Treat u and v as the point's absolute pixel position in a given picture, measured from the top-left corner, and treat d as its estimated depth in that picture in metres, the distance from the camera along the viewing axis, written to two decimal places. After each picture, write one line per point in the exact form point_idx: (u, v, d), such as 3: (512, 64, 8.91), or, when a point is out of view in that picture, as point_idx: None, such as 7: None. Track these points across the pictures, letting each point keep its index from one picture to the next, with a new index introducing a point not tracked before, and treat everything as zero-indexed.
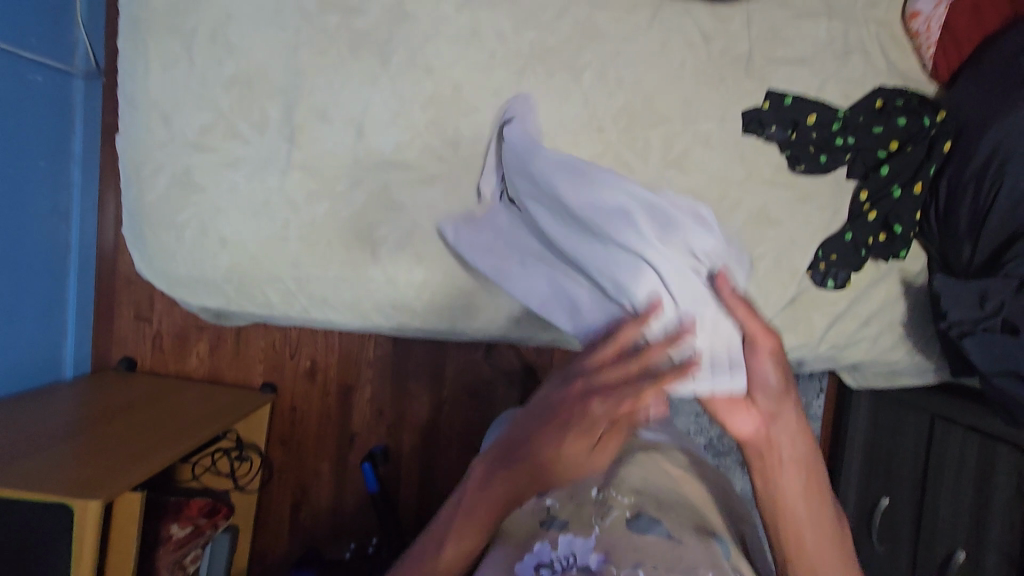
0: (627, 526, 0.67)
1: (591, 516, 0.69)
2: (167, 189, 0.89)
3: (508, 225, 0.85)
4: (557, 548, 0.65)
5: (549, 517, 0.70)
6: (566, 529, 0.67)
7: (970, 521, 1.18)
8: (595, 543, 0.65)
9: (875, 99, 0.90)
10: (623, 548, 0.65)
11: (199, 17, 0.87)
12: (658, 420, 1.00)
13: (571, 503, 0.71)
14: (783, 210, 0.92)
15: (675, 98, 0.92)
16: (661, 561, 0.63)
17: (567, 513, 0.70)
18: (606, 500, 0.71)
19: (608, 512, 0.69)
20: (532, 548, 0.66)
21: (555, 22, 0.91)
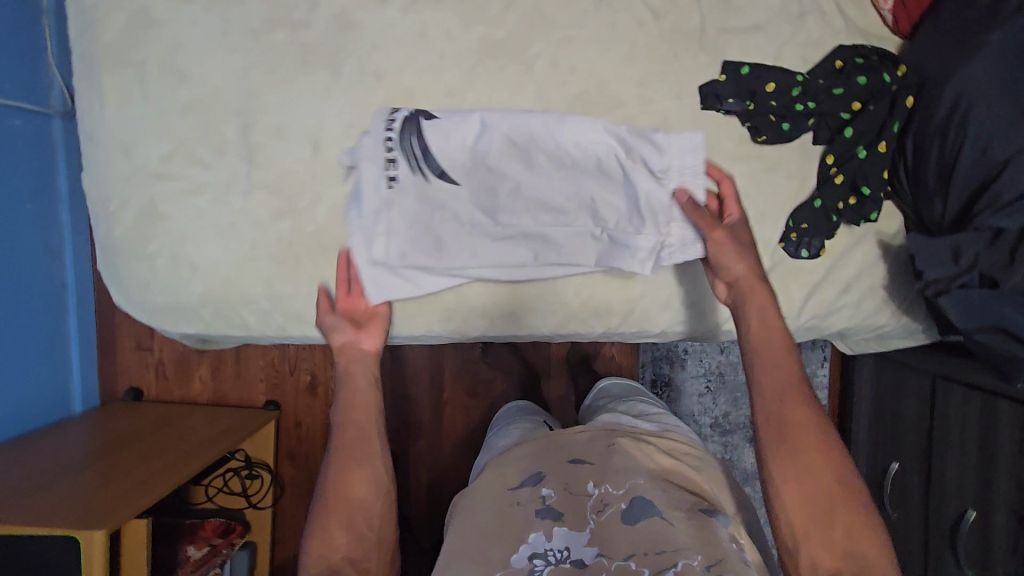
0: (621, 517, 0.64)
1: (586, 509, 0.66)
2: (134, 222, 0.89)
3: (421, 199, 0.87)
4: (551, 539, 0.63)
5: (544, 509, 0.66)
6: (561, 522, 0.65)
7: (977, 481, 1.17)
8: (588, 537, 0.63)
9: (835, 60, 0.88)
10: (617, 541, 0.62)
11: (147, 47, 0.88)
12: (659, 410, 0.97)
13: (564, 492, 0.68)
14: (749, 182, 0.91)
15: (630, 79, 0.90)
16: (650, 545, 0.60)
17: (562, 505, 0.67)
18: (601, 496, 0.67)
19: (604, 508, 0.66)
20: (524, 537, 0.64)
21: (502, 15, 0.90)
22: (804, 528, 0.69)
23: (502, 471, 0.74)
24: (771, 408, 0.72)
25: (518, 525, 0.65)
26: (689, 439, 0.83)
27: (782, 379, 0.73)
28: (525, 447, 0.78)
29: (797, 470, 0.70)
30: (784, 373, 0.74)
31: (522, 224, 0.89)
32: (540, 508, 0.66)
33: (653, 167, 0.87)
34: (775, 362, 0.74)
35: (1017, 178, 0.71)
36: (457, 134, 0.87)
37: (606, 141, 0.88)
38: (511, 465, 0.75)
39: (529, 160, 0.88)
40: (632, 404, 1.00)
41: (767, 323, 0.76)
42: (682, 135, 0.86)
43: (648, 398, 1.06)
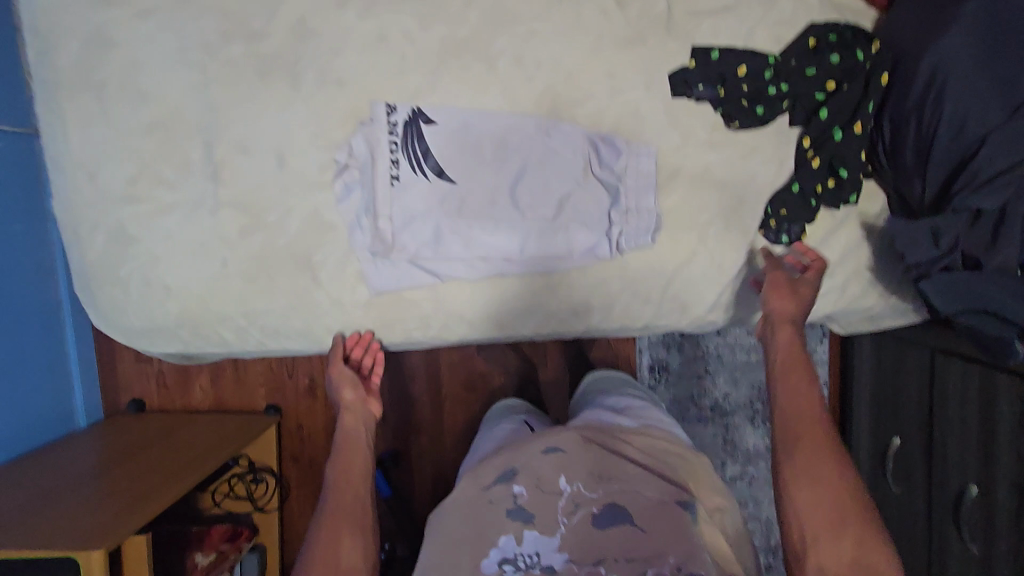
0: (592, 521, 0.63)
1: (558, 510, 0.64)
2: (105, 245, 0.89)
3: (417, 197, 0.86)
4: (522, 543, 0.62)
5: (516, 509, 0.65)
6: (532, 525, 0.63)
7: (977, 456, 1.15)
8: (560, 541, 0.61)
9: (808, 38, 0.84)
10: (588, 547, 0.61)
11: (104, 68, 0.86)
12: (645, 405, 0.94)
13: (537, 491, 0.66)
14: (724, 170, 0.89)
15: (597, 70, 0.87)
16: (621, 551, 0.60)
17: (535, 505, 0.65)
18: (573, 494, 0.65)
19: (574, 509, 0.64)
20: (496, 541, 0.63)
21: (462, 12, 0.86)
22: (815, 543, 0.60)
23: (476, 475, 0.73)
24: (789, 415, 0.69)
25: (490, 525, 0.64)
26: (670, 437, 0.81)
27: (798, 393, 0.70)
28: (503, 450, 0.77)
29: (807, 479, 0.63)
30: (801, 388, 0.70)
31: (511, 217, 0.88)
32: (510, 507, 0.64)
33: (616, 168, 0.88)
34: (794, 377, 0.71)
35: (995, 155, 0.69)
36: (450, 129, 0.86)
37: (575, 143, 0.87)
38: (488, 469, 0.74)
39: (504, 162, 0.87)
40: (622, 396, 0.98)
41: (787, 346, 0.75)
42: (637, 143, 0.88)
43: (636, 391, 1.03)
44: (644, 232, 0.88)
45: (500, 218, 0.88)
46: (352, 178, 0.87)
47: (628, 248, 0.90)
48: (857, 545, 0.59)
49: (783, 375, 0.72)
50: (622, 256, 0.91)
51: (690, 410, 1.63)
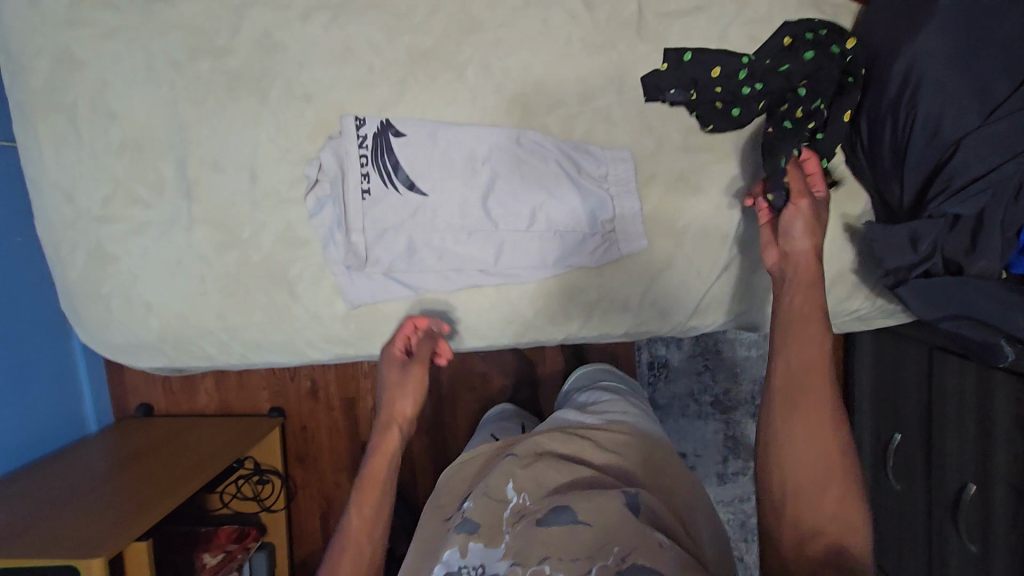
0: (537, 523, 0.58)
1: (503, 522, 0.60)
2: (85, 265, 0.90)
3: (388, 210, 0.86)
4: (467, 555, 0.58)
5: (462, 521, 0.61)
6: (476, 537, 0.59)
7: (976, 455, 1.12)
8: (504, 550, 0.57)
9: (783, 37, 0.82)
10: (527, 548, 0.55)
11: (76, 90, 0.87)
12: (618, 396, 0.92)
13: (484, 499, 0.63)
14: (700, 174, 0.87)
15: (566, 76, 0.86)
16: (567, 551, 0.54)
17: (481, 515, 0.61)
18: (520, 507, 0.62)
19: (520, 519, 0.60)
20: (442, 557, 0.59)
21: (427, 21, 0.85)
22: (797, 497, 0.59)
23: (438, 502, 0.72)
24: (797, 374, 0.64)
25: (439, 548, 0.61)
26: (633, 428, 0.78)
27: (811, 343, 0.65)
28: (466, 467, 0.75)
29: (804, 427, 0.61)
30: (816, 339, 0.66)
31: (483, 227, 0.86)
32: (457, 521, 0.61)
33: (594, 173, 0.87)
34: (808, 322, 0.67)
35: (971, 160, 0.67)
36: (419, 141, 0.86)
37: (550, 149, 0.86)
38: (448, 491, 0.73)
39: (475, 171, 0.86)
40: (593, 392, 0.97)
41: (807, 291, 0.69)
42: (615, 148, 0.87)
43: (612, 383, 1.02)
44: (635, 236, 0.87)
45: (474, 228, 0.86)
46: (323, 193, 0.88)
47: (611, 254, 0.88)
48: (836, 505, 0.58)
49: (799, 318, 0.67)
50: (602, 264, 0.89)
51: (690, 407, 1.60)
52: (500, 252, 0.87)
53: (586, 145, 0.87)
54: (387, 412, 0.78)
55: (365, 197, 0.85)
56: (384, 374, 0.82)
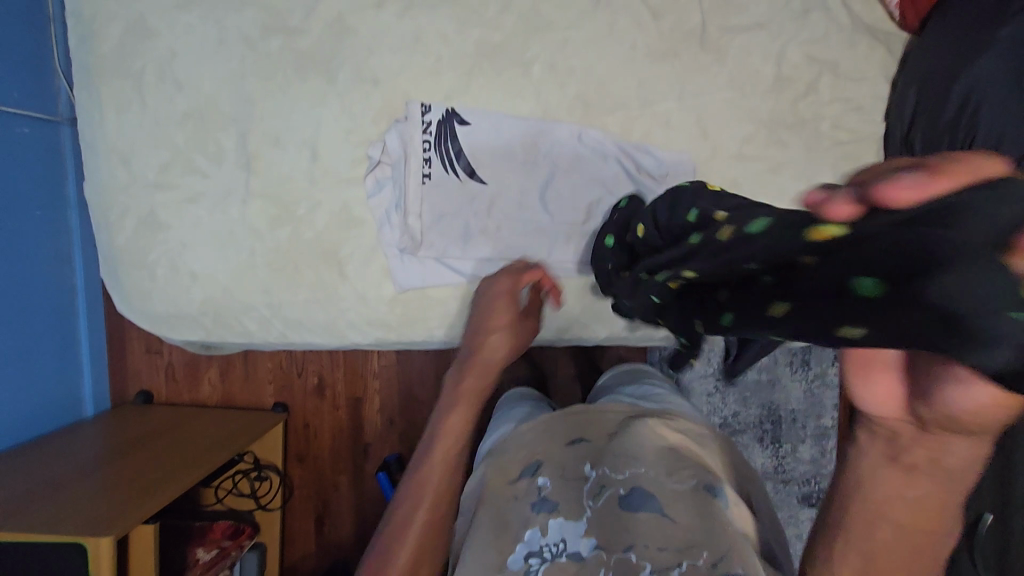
0: (619, 504, 0.63)
1: (585, 494, 0.65)
2: (135, 231, 0.90)
3: (449, 195, 0.88)
4: (547, 533, 0.62)
5: (539, 501, 0.66)
6: (557, 513, 0.64)
7: (994, 482, 0.97)
8: (586, 527, 0.62)
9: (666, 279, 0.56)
10: (615, 530, 0.61)
11: (145, 57, 0.88)
12: (665, 394, 0.97)
13: (562, 480, 0.68)
14: (753, 184, 0.91)
15: (630, 81, 0.89)
16: (653, 540, 0.59)
17: (557, 493, 0.66)
18: (600, 479, 0.67)
19: (602, 491, 0.65)
20: (522, 536, 0.63)
21: (498, 18, 0.88)
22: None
23: (501, 462, 0.76)
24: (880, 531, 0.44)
25: (517, 518, 0.65)
26: (692, 418, 0.85)
27: (918, 502, 0.39)
28: (534, 429, 0.80)
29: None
30: (927, 504, 0.39)
31: (540, 219, 0.89)
32: (536, 500, 0.66)
33: (653, 176, 0.89)
34: (921, 476, 0.38)
35: None
36: (485, 131, 0.88)
37: (609, 148, 0.89)
38: (509, 456, 0.77)
39: (536, 165, 0.89)
40: (643, 387, 1.01)
41: (971, 470, 0.36)
42: (675, 151, 0.90)
43: (657, 381, 1.06)
44: None
45: (531, 222, 0.89)
46: (384, 174, 0.89)
47: None
48: None
49: (905, 467, 0.38)
50: None
51: None
52: (553, 247, 0.90)
53: (647, 147, 0.89)
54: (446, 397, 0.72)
55: (425, 182, 0.88)
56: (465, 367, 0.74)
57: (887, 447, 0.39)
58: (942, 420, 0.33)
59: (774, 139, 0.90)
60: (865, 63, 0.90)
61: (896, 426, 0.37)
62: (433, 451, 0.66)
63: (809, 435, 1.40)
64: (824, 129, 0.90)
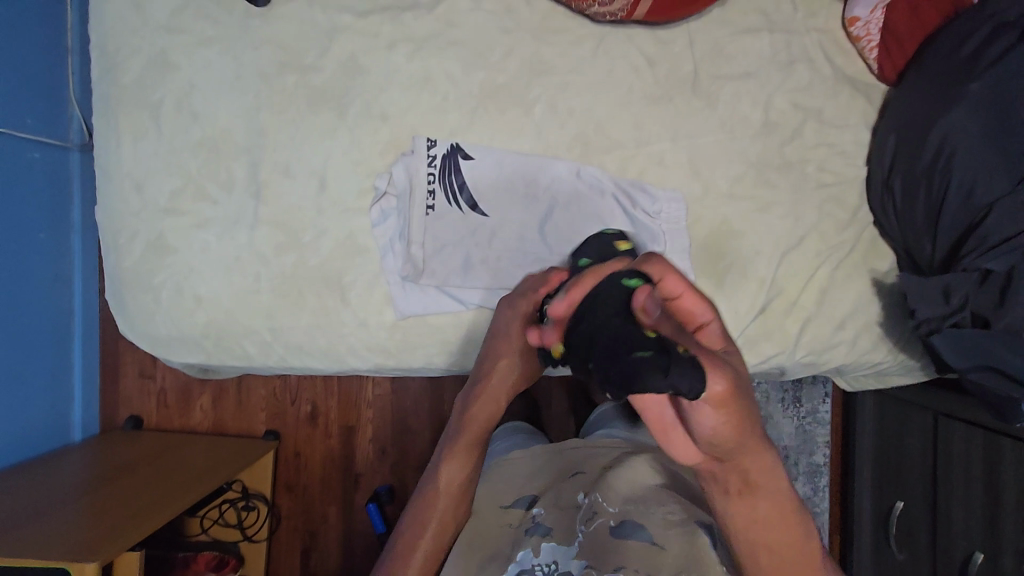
0: (610, 531, 0.63)
1: (576, 520, 0.67)
2: (143, 254, 0.92)
3: (452, 226, 0.92)
4: (539, 554, 0.63)
5: (534, 525, 0.68)
6: (549, 537, 0.65)
7: (982, 522, 0.98)
8: (577, 550, 0.63)
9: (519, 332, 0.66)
10: (605, 556, 0.61)
11: (164, 89, 0.92)
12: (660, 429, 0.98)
13: (555, 508, 0.70)
14: (743, 221, 0.94)
15: (626, 122, 0.94)
16: (642, 567, 0.59)
17: (552, 520, 0.68)
18: (592, 506, 0.67)
19: (593, 517, 0.66)
20: (514, 556, 0.64)
21: (503, 61, 0.93)
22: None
23: (494, 489, 0.77)
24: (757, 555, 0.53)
25: (509, 543, 0.68)
26: None
27: (761, 516, 0.50)
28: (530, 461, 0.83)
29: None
30: (766, 514, 0.50)
31: (538, 251, 0.92)
32: (530, 524, 0.68)
33: (648, 211, 0.93)
34: (751, 498, 0.49)
35: (1002, 221, 0.76)
36: (488, 164, 0.92)
37: (607, 183, 0.93)
38: (503, 484, 0.79)
39: (535, 198, 0.93)
40: (638, 421, 1.02)
41: (765, 477, 0.48)
42: (669, 190, 0.94)
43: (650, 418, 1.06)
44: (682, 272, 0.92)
45: (529, 253, 0.93)
46: (389, 205, 0.92)
47: None
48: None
49: (737, 494, 0.48)
50: None
51: None
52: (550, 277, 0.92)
53: (642, 183, 0.93)
54: (457, 421, 0.67)
55: (429, 213, 0.92)
56: (469, 396, 0.67)
57: (721, 487, 0.49)
58: (714, 447, 0.43)
59: (763, 180, 0.94)
60: (847, 111, 0.95)
61: (709, 468, 0.46)
62: (439, 478, 0.66)
63: (802, 472, 1.41)
64: (810, 171, 0.95)
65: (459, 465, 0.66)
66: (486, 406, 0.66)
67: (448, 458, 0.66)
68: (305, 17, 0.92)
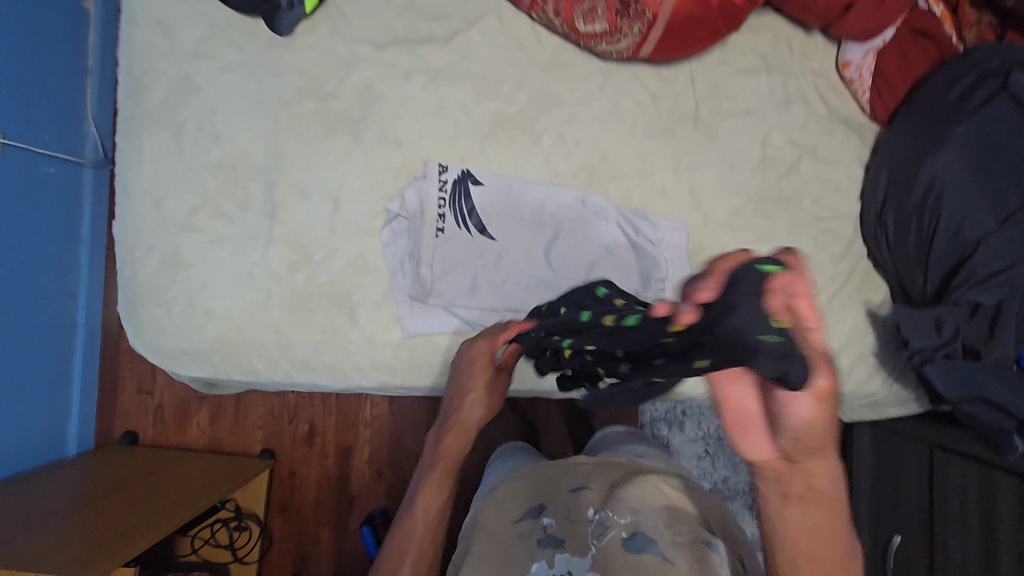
0: (623, 545, 0.65)
1: (588, 533, 0.68)
2: (157, 268, 0.94)
3: (460, 249, 0.94)
4: (554, 566, 0.65)
5: (546, 537, 0.69)
6: (563, 548, 0.67)
7: (980, 557, 0.99)
8: (591, 562, 0.65)
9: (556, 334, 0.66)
10: (620, 568, 0.62)
11: (187, 111, 0.96)
12: (659, 454, 1.00)
13: (565, 520, 0.71)
14: (741, 252, 0.97)
15: (630, 154, 0.98)
16: None
17: (563, 532, 0.69)
18: (603, 521, 0.69)
19: (605, 531, 0.67)
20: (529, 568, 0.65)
21: (513, 93, 0.98)
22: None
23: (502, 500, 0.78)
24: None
25: (520, 551, 0.68)
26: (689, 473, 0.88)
27: (820, 532, 0.48)
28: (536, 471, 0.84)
29: None
30: (824, 533, 0.48)
31: (543, 275, 0.95)
32: (542, 536, 0.69)
33: (651, 239, 0.95)
34: (812, 508, 0.48)
35: (989, 256, 0.80)
36: (497, 190, 0.95)
37: (611, 211, 0.96)
38: (510, 492, 0.79)
39: (541, 224, 0.96)
40: (636, 445, 1.04)
41: (828, 484, 0.47)
42: (671, 220, 0.97)
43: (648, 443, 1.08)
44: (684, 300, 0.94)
45: (535, 277, 0.95)
46: (400, 227, 0.96)
47: None
48: None
49: (795, 501, 0.47)
50: None
51: None
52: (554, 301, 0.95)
53: (645, 213, 0.97)
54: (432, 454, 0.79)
55: (438, 236, 0.93)
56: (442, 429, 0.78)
57: (778, 489, 0.48)
58: (792, 443, 0.44)
59: (761, 213, 0.98)
60: (841, 149, 1.00)
61: (772, 469, 0.47)
62: (417, 506, 0.75)
63: None
64: (806, 205, 0.99)
65: (432, 492, 0.76)
66: (453, 439, 0.78)
67: (422, 487, 0.76)
68: (326, 47, 0.97)
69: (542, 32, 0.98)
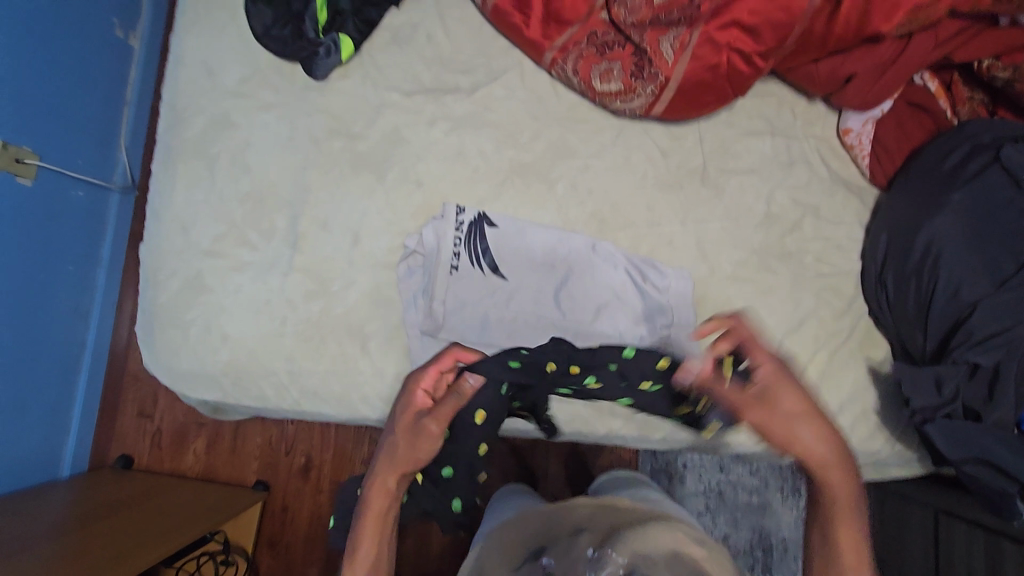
0: None
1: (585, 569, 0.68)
2: (179, 291, 0.98)
3: (472, 287, 0.97)
4: None
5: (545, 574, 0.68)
6: None
7: None
8: None
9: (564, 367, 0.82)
10: None
11: (222, 145, 1.01)
12: (659, 500, 0.99)
13: (564, 557, 0.70)
14: (745, 303, 1.00)
15: (639, 204, 1.02)
16: None
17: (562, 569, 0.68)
18: (601, 558, 0.69)
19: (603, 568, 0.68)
20: None
21: (531, 142, 1.03)
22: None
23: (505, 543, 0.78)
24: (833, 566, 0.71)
25: None
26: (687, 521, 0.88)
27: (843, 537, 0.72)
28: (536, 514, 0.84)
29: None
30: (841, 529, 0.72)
31: (552, 316, 0.97)
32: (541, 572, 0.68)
33: (658, 286, 0.98)
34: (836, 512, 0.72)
35: (986, 320, 0.83)
36: (510, 231, 0.99)
37: (619, 257, 1.00)
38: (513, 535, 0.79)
39: (552, 266, 0.99)
40: (635, 490, 1.04)
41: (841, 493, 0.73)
42: (677, 268, 1.00)
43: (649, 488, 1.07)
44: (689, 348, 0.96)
45: (544, 317, 0.97)
46: (415, 263, 0.99)
47: None
48: None
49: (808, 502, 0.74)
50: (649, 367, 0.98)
51: None
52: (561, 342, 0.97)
53: (652, 259, 1.00)
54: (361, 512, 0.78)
55: (452, 273, 0.97)
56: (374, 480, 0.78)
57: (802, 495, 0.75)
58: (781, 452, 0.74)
59: (764, 267, 1.01)
60: (842, 210, 1.04)
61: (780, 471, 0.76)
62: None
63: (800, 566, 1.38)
64: (809, 261, 1.02)
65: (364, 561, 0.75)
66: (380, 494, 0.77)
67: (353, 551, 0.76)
68: (358, 92, 1.03)
69: (560, 88, 1.04)
